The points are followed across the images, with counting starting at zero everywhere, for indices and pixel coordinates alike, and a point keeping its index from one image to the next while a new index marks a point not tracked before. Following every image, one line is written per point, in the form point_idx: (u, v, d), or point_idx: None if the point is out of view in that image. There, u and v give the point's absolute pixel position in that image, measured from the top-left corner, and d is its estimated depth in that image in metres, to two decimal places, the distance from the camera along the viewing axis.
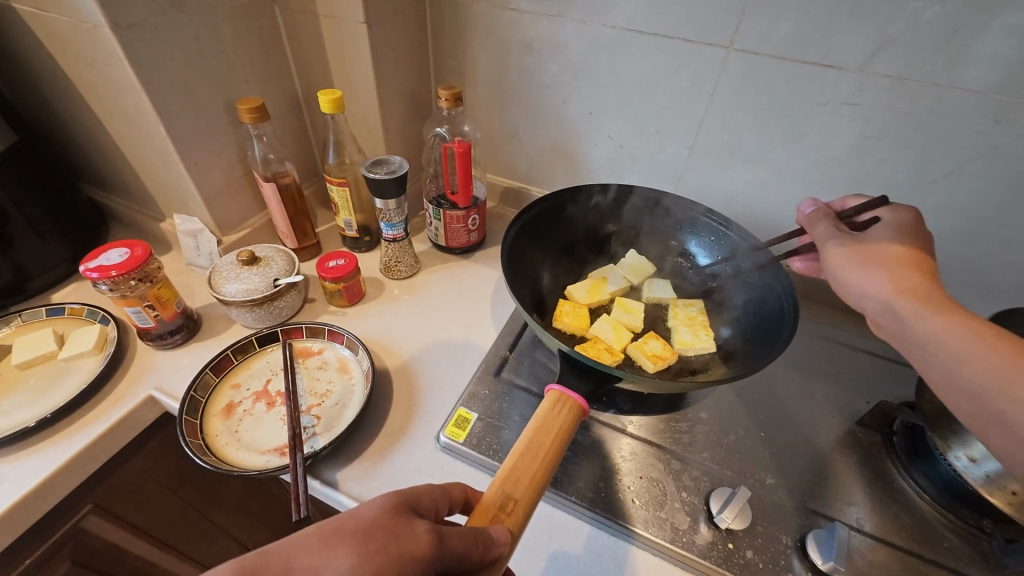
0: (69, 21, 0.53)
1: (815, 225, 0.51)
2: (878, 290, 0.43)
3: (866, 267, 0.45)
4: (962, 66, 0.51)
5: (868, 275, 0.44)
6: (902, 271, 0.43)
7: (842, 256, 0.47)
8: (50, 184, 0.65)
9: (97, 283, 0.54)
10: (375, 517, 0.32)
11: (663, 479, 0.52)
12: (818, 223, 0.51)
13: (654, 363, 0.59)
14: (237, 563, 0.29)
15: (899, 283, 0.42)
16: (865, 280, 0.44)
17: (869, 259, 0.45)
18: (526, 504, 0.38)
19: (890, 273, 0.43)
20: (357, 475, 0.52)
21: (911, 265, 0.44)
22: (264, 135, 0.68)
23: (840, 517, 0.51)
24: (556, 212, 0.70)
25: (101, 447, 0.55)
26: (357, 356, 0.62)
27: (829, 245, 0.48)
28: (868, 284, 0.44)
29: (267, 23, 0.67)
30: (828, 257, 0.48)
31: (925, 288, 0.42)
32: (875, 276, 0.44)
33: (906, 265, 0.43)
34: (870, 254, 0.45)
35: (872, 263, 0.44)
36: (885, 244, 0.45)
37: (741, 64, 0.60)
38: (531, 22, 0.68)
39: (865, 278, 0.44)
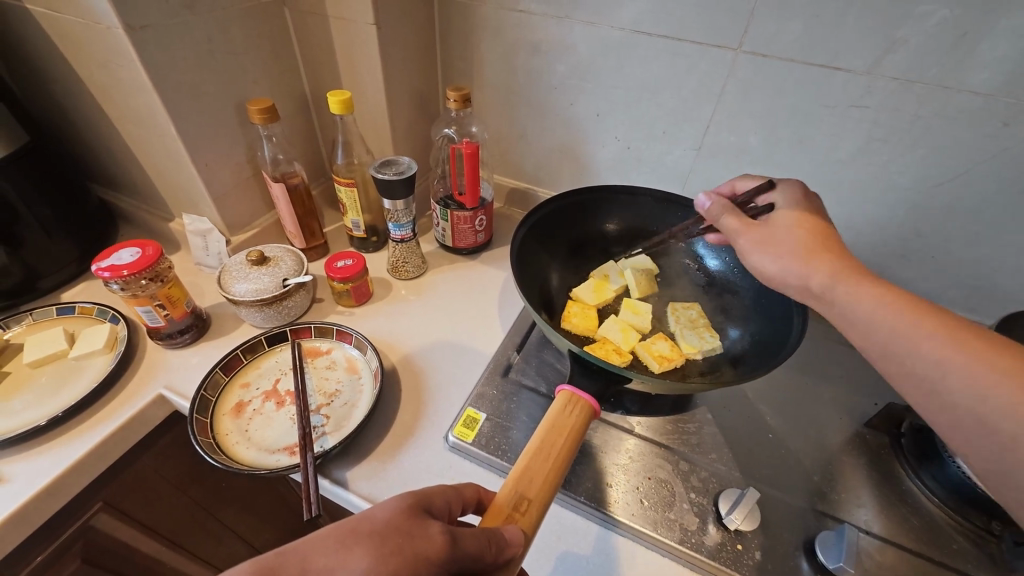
0: (82, 22, 0.53)
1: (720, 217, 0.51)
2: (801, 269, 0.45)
3: (780, 250, 0.46)
4: (973, 68, 0.51)
5: (787, 256, 0.46)
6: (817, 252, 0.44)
7: (755, 245, 0.48)
8: (61, 184, 0.65)
9: (109, 282, 0.54)
10: (390, 518, 0.33)
11: (671, 480, 0.53)
12: (721, 217, 0.51)
13: (660, 363, 0.59)
14: (255, 563, 0.29)
15: (811, 262, 0.44)
16: (783, 267, 0.46)
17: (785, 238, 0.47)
18: (539, 504, 0.38)
19: (804, 254, 0.45)
20: (367, 474, 0.52)
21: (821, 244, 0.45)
22: (273, 135, 0.68)
23: (849, 518, 0.51)
24: (563, 213, 0.71)
25: (111, 446, 0.55)
26: (366, 356, 0.62)
27: (739, 236, 0.49)
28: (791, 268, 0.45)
29: (278, 24, 0.68)
30: (744, 246, 0.49)
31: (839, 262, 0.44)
32: (802, 269, 0.45)
33: (812, 246, 0.45)
34: (780, 239, 0.47)
35: (786, 247, 0.46)
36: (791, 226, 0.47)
37: (749, 66, 0.61)
38: (539, 24, 0.69)
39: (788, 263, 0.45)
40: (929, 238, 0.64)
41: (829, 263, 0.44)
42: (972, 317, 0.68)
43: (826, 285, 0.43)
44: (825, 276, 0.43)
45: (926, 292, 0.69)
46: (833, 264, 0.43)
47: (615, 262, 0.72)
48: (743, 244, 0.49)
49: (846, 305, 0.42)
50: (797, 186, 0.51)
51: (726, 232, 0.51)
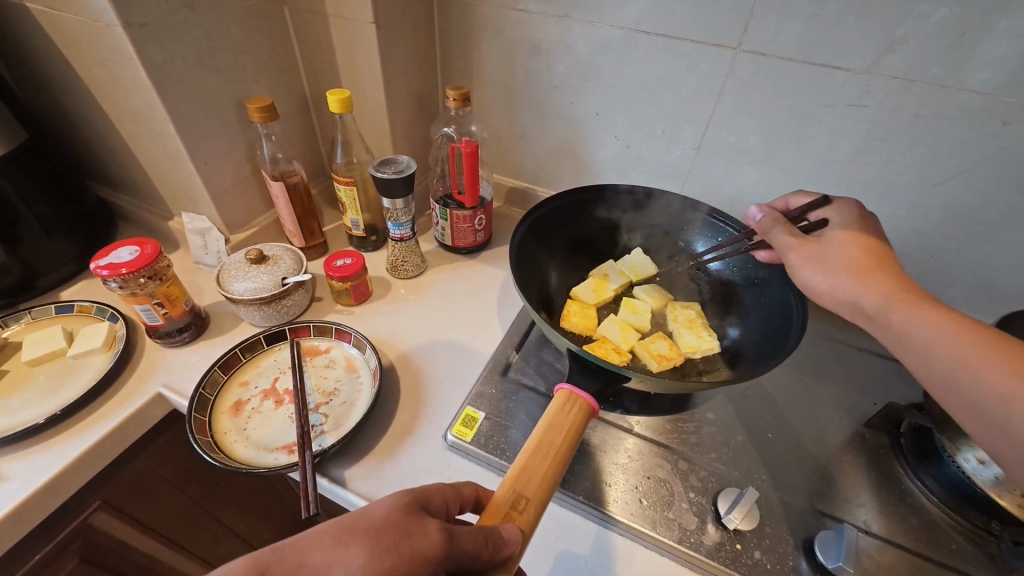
0: (81, 20, 0.53)
1: (772, 230, 0.51)
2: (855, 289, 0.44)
3: (832, 267, 0.46)
4: (973, 68, 0.51)
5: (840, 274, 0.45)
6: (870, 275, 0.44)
7: (806, 258, 0.48)
8: (60, 182, 0.65)
9: (107, 280, 0.54)
10: (387, 515, 0.32)
11: (670, 479, 0.53)
12: (772, 230, 0.51)
13: (659, 362, 0.59)
14: (252, 559, 0.30)
15: (867, 280, 0.44)
16: (834, 283, 0.46)
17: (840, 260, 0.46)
18: (537, 503, 0.38)
19: (857, 272, 0.45)
20: (365, 473, 0.52)
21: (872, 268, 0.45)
22: (272, 134, 0.68)
23: (848, 518, 0.51)
24: (563, 212, 0.71)
25: (110, 444, 0.55)
26: (365, 355, 0.62)
27: (790, 249, 0.49)
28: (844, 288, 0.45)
29: (277, 23, 0.68)
30: (794, 259, 0.49)
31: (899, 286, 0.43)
32: (855, 290, 0.44)
33: (865, 265, 0.45)
34: (833, 256, 0.47)
35: (839, 264, 0.46)
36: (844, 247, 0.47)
37: (748, 66, 0.60)
38: (539, 23, 0.69)
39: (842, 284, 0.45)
40: (929, 238, 0.64)
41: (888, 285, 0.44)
42: (971, 317, 0.68)
43: (881, 306, 0.43)
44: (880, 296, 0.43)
45: (925, 291, 0.69)
46: (887, 285, 0.44)
47: (614, 262, 0.72)
48: (794, 258, 0.49)
49: (899, 326, 0.42)
50: (852, 205, 0.51)
51: (777, 243, 0.51)
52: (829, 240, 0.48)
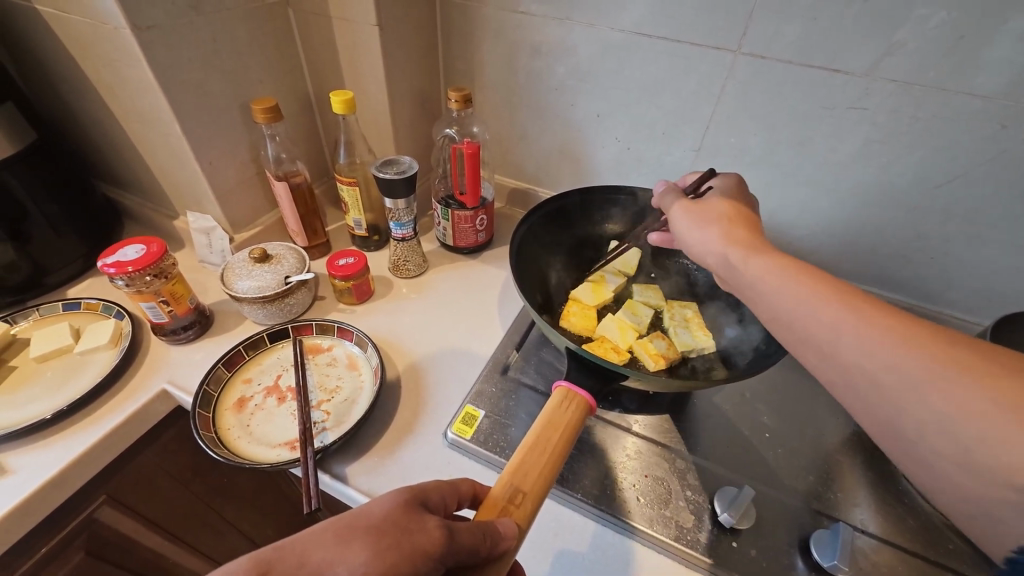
0: (90, 23, 0.54)
1: (666, 198, 0.53)
2: (710, 242, 0.46)
3: (700, 223, 0.47)
4: (971, 71, 0.51)
5: (701, 226, 0.47)
6: (715, 228, 0.46)
7: (682, 214, 0.50)
8: (68, 182, 0.66)
9: (114, 278, 0.55)
10: (387, 513, 0.33)
11: (668, 478, 0.53)
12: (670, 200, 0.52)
13: (656, 361, 0.59)
14: (254, 559, 0.30)
15: (720, 234, 0.45)
16: (702, 239, 0.47)
17: (700, 218, 0.48)
18: (534, 497, 0.39)
19: (717, 227, 0.46)
20: (367, 470, 0.53)
21: (723, 223, 0.46)
22: (277, 135, 0.69)
23: (845, 518, 0.51)
24: (561, 213, 0.72)
25: (116, 440, 0.56)
26: (366, 353, 0.63)
27: (673, 210, 0.51)
28: (705, 244, 0.46)
29: (281, 25, 0.68)
30: (674, 220, 0.51)
31: (746, 235, 0.44)
32: (704, 247, 0.46)
33: (729, 220, 0.47)
34: (704, 213, 0.48)
35: (706, 219, 0.47)
36: (716, 204, 0.49)
37: (748, 68, 0.61)
38: (540, 26, 0.69)
39: (706, 241, 0.46)
40: (928, 240, 0.64)
41: (737, 240, 0.44)
42: (971, 319, 0.68)
43: (726, 262, 0.44)
44: (728, 249, 0.44)
45: (925, 293, 0.69)
46: (731, 235, 0.45)
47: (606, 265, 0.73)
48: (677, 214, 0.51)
49: (744, 275, 0.42)
50: (736, 177, 0.53)
51: (665, 207, 0.53)
52: (707, 202, 0.50)
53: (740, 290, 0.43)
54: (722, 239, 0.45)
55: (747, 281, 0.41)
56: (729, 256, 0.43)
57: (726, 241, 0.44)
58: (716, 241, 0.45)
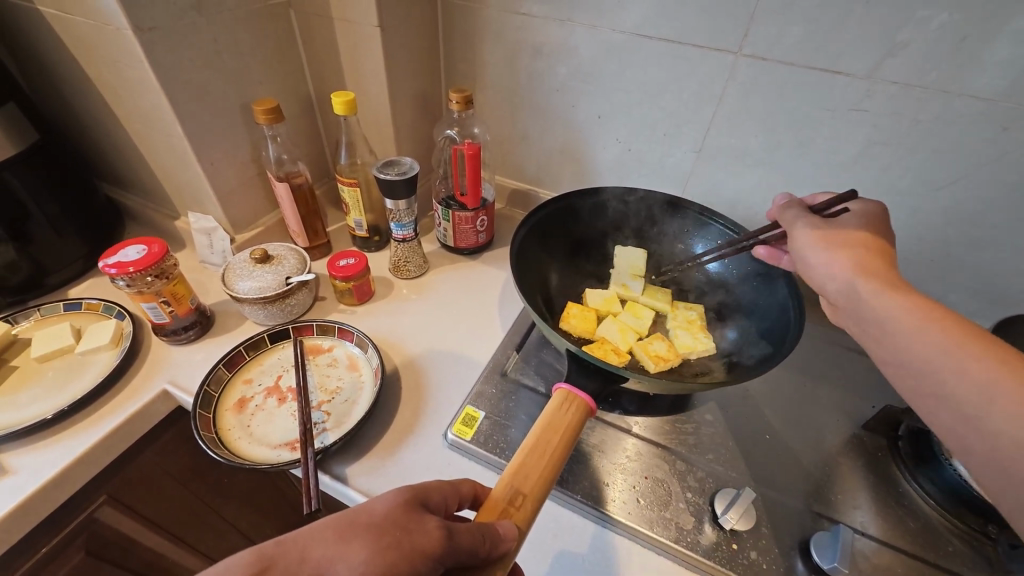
0: (92, 23, 0.55)
1: (788, 211, 0.52)
2: (837, 270, 0.44)
3: (829, 247, 0.46)
4: (971, 74, 0.51)
5: (829, 253, 0.46)
6: (848, 254, 0.44)
7: (806, 233, 0.48)
8: (69, 182, 0.66)
9: (115, 278, 0.55)
10: (388, 512, 0.33)
11: (667, 479, 0.53)
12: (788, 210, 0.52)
13: (656, 363, 0.59)
14: (255, 554, 0.30)
15: (854, 261, 0.44)
16: (831, 262, 0.45)
17: (836, 242, 0.46)
18: (534, 499, 0.39)
19: (850, 252, 0.45)
20: (367, 471, 0.53)
21: (862, 250, 0.45)
22: (278, 135, 0.69)
23: (844, 519, 0.51)
24: (563, 214, 0.72)
25: (117, 440, 0.56)
26: (367, 354, 0.63)
27: (796, 228, 0.50)
28: (830, 268, 0.45)
29: (283, 26, 0.69)
30: (795, 238, 0.49)
31: (882, 272, 0.43)
32: (830, 270, 0.45)
33: (868, 249, 0.45)
34: (836, 237, 0.47)
35: (837, 243, 0.46)
36: (852, 230, 0.47)
37: (750, 69, 0.61)
38: (541, 27, 0.69)
39: (834, 263, 0.45)
40: (928, 242, 0.64)
41: (870, 272, 0.43)
42: (971, 321, 0.68)
43: (850, 288, 0.43)
44: (858, 280, 0.43)
45: (925, 295, 0.69)
46: (865, 265, 0.43)
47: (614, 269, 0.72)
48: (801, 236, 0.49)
49: (869, 309, 0.41)
50: (877, 204, 0.50)
51: (786, 224, 0.51)
52: (842, 224, 0.48)
53: (851, 316, 0.43)
54: (852, 266, 0.44)
55: (875, 316, 0.41)
56: (858, 284, 0.42)
57: (857, 271, 0.43)
58: (844, 267, 0.44)
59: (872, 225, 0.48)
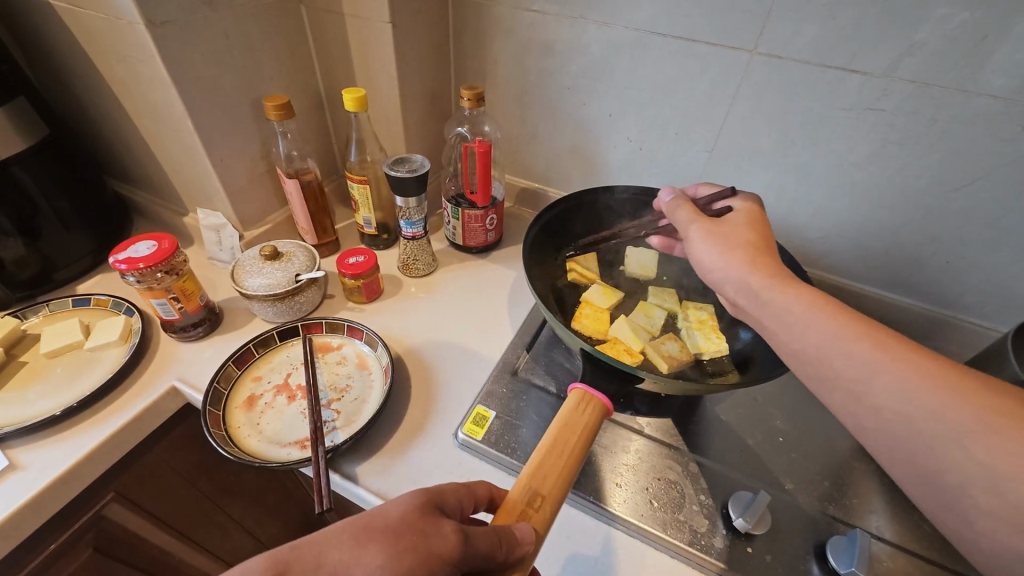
0: (104, 18, 0.54)
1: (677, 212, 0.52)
2: (732, 269, 0.45)
3: (718, 246, 0.46)
4: (990, 74, 0.51)
5: (722, 253, 0.46)
6: (739, 254, 0.45)
7: (700, 236, 0.48)
8: (78, 178, 0.66)
9: (125, 274, 0.55)
10: (404, 514, 0.33)
11: (680, 481, 0.52)
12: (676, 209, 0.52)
13: (669, 363, 0.59)
14: (270, 559, 0.30)
15: (748, 261, 0.44)
16: (725, 264, 0.45)
17: (721, 241, 0.47)
18: (553, 501, 0.38)
19: (741, 253, 0.45)
20: (377, 470, 0.52)
21: (751, 250, 0.45)
22: (288, 132, 0.69)
23: (860, 524, 0.51)
24: (573, 213, 0.72)
25: (126, 437, 0.56)
26: (376, 352, 0.62)
27: (690, 227, 0.49)
28: (724, 268, 0.45)
29: (294, 21, 0.68)
30: (691, 240, 0.49)
31: (773, 268, 0.44)
32: (725, 272, 0.45)
33: (755, 247, 0.46)
34: (724, 236, 0.47)
35: (730, 244, 0.46)
36: (737, 230, 0.47)
37: (764, 68, 0.60)
38: (552, 24, 0.69)
39: (727, 264, 0.45)
40: (945, 244, 0.64)
41: (761, 267, 0.44)
42: (987, 324, 0.67)
43: (747, 288, 0.44)
44: (752, 276, 0.43)
45: (940, 297, 0.68)
46: (764, 265, 0.44)
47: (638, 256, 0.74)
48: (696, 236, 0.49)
49: (767, 305, 0.42)
50: (755, 200, 0.52)
51: (678, 225, 0.51)
52: (731, 225, 0.49)
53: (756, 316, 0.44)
54: (745, 265, 0.44)
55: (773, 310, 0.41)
56: (752, 283, 0.43)
57: (749, 267, 0.44)
58: (737, 266, 0.44)
59: (759, 225, 0.49)
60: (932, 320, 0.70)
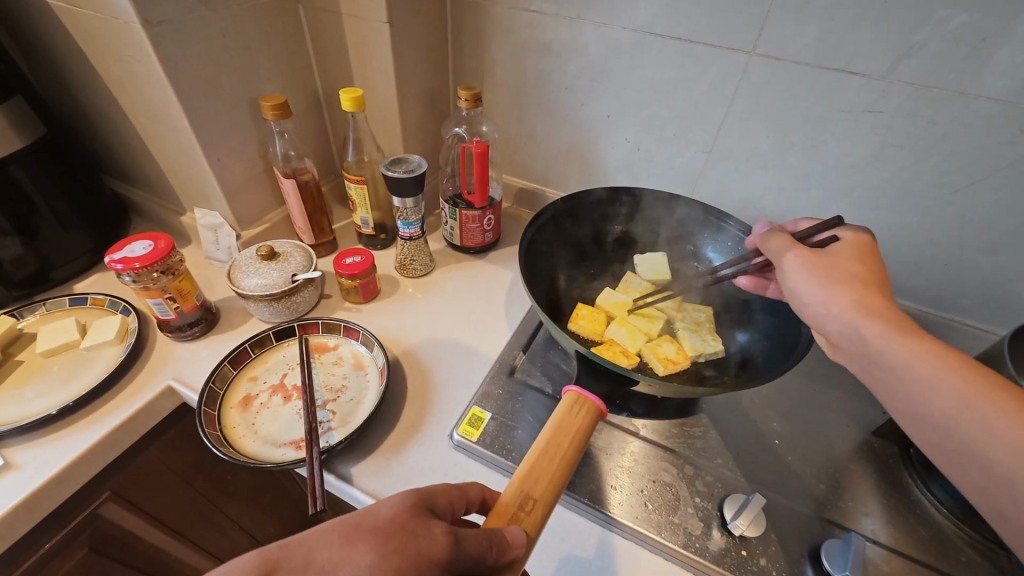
0: (101, 16, 0.54)
1: (772, 242, 0.50)
2: (836, 308, 0.42)
3: (822, 281, 0.44)
4: (988, 76, 0.51)
5: (825, 290, 0.43)
6: (846, 290, 0.42)
7: (799, 265, 0.46)
8: (75, 177, 0.66)
9: (121, 274, 0.55)
10: (394, 516, 0.33)
11: (676, 484, 0.52)
12: (772, 239, 0.50)
13: (664, 365, 0.59)
14: (260, 556, 0.30)
15: (857, 299, 0.41)
16: (829, 299, 0.43)
17: (826, 277, 0.44)
18: (545, 504, 0.38)
19: (847, 289, 0.42)
20: (372, 471, 0.52)
21: (862, 287, 0.43)
22: (285, 131, 0.69)
23: (855, 527, 0.50)
24: (571, 213, 0.71)
25: (121, 436, 0.56)
26: (372, 352, 0.62)
27: (789, 258, 0.47)
28: (829, 303, 0.43)
29: (292, 21, 0.68)
30: (788, 270, 0.47)
31: (886, 310, 0.41)
32: (827, 309, 0.43)
33: (865, 284, 0.43)
34: (830, 271, 0.44)
35: (835, 277, 0.43)
36: (846, 264, 0.44)
37: (763, 69, 0.60)
38: (550, 24, 0.69)
39: (832, 300, 0.42)
40: (943, 246, 0.63)
41: (871, 310, 0.41)
42: (985, 327, 0.67)
43: (851, 329, 0.41)
44: (860, 319, 0.41)
45: (937, 299, 0.68)
46: (874, 305, 0.41)
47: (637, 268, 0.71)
48: (795, 267, 0.46)
49: (874, 350, 0.40)
50: (862, 232, 0.49)
51: (773, 253, 0.49)
52: (834, 256, 0.46)
53: (853, 355, 0.42)
54: (853, 305, 0.41)
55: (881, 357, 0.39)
56: (862, 327, 0.40)
57: (858, 308, 0.41)
58: (846, 307, 0.41)
59: (867, 261, 0.46)
60: (929, 322, 0.69)
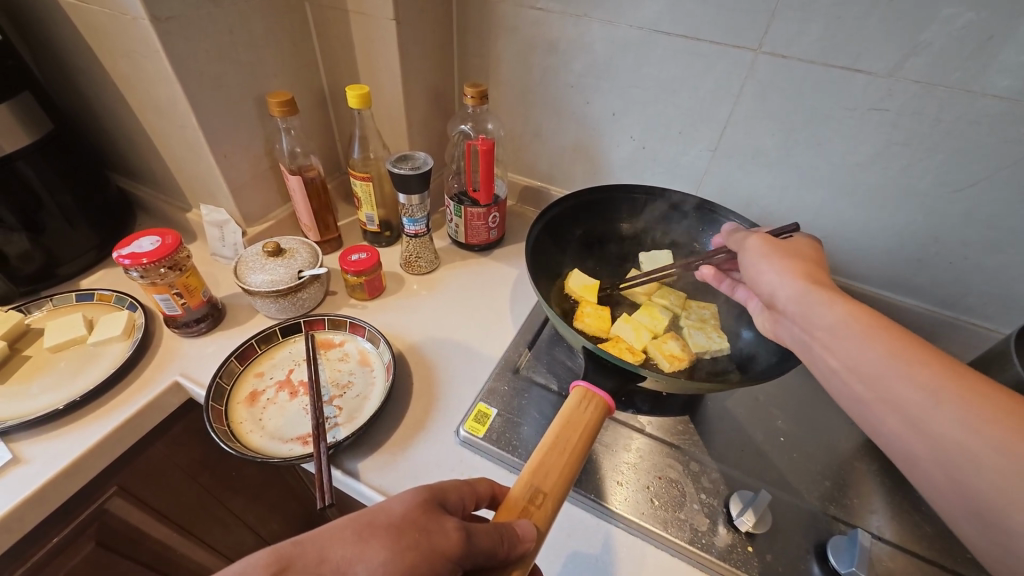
0: (108, 13, 0.54)
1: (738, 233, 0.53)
2: (786, 279, 0.44)
3: (778, 258, 0.46)
4: (995, 75, 0.51)
5: (778, 263, 0.45)
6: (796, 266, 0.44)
7: (757, 244, 0.49)
8: (81, 172, 0.66)
9: (129, 269, 0.55)
10: (406, 512, 0.33)
11: (682, 480, 0.52)
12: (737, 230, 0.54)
13: (670, 362, 0.59)
14: (273, 554, 0.30)
15: (806, 274, 0.43)
16: (780, 272, 0.45)
17: (779, 254, 0.46)
18: (554, 498, 0.38)
19: (797, 264, 0.45)
20: (379, 466, 0.53)
21: (811, 266, 0.45)
22: (291, 128, 0.69)
23: (861, 524, 0.51)
24: (574, 212, 0.72)
25: (129, 431, 0.56)
26: (378, 349, 0.62)
27: (750, 240, 0.50)
28: (779, 276, 0.44)
29: (299, 18, 0.68)
30: (748, 249, 0.49)
31: (828, 284, 0.43)
32: (778, 283, 0.44)
33: (814, 266, 0.45)
34: (785, 251, 0.47)
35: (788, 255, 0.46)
36: (798, 249, 0.47)
37: (769, 67, 0.60)
38: (556, 22, 0.69)
39: (783, 274, 0.44)
40: (948, 244, 0.63)
41: (818, 281, 0.42)
42: (990, 326, 0.67)
43: (799, 298, 0.42)
44: (806, 286, 0.42)
45: (942, 298, 0.68)
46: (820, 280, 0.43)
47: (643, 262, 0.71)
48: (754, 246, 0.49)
49: (819, 316, 0.40)
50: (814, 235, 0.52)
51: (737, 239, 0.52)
52: (791, 244, 0.48)
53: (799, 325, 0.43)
54: (801, 276, 0.43)
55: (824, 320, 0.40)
56: (809, 292, 0.42)
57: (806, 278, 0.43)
58: (796, 275, 0.43)
59: (815, 249, 0.48)
60: (934, 321, 0.69)
